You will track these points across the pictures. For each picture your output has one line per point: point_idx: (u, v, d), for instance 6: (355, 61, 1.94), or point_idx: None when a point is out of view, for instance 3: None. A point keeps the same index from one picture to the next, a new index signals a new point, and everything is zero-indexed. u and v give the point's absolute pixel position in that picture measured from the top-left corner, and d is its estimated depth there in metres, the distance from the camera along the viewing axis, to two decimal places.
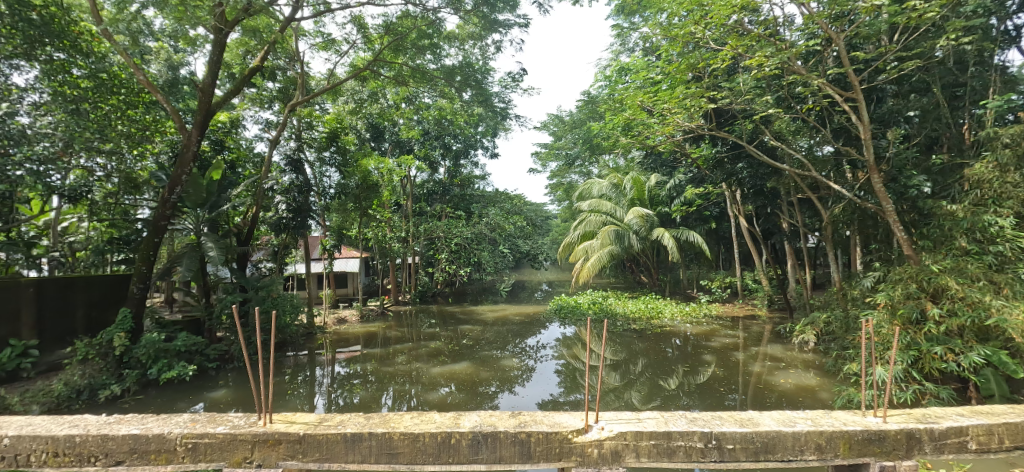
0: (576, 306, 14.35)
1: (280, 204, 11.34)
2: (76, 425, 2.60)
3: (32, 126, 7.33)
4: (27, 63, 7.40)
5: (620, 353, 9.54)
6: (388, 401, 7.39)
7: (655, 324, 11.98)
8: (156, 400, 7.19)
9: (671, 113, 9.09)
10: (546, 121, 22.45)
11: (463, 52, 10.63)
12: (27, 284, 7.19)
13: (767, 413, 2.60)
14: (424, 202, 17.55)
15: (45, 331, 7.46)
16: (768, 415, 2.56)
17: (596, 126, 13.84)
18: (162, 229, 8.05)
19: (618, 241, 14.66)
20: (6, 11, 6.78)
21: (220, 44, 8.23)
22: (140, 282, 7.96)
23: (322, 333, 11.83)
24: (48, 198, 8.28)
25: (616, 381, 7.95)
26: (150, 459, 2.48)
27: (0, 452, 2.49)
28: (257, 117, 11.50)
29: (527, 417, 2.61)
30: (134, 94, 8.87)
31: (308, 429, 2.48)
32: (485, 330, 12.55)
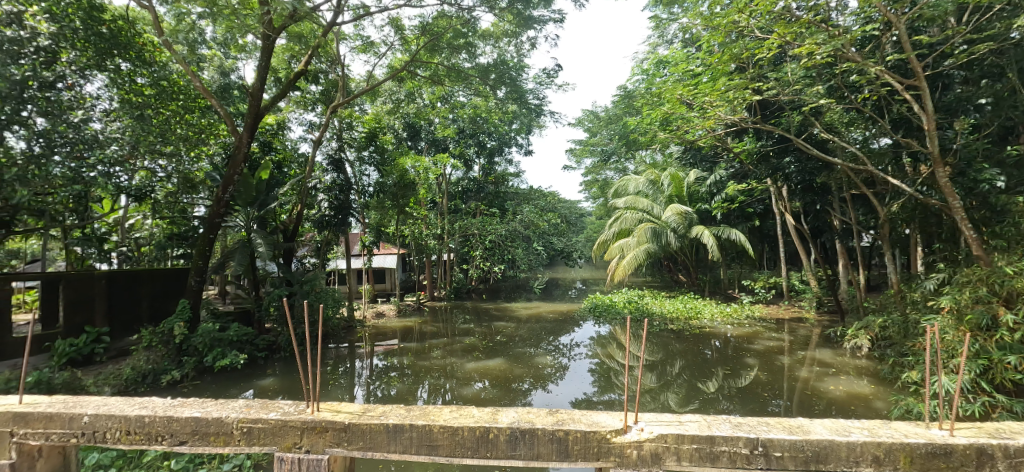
0: (611, 305, 14.14)
1: (323, 202, 11.79)
2: (145, 406, 2.81)
3: (104, 131, 7.94)
4: (99, 74, 7.96)
5: (657, 354, 9.33)
6: (424, 394, 7.57)
7: (694, 324, 11.64)
8: (211, 386, 7.66)
9: (713, 106, 8.79)
10: (580, 117, 22.20)
11: (498, 50, 10.68)
12: (100, 277, 7.78)
13: (818, 421, 2.48)
14: (459, 199, 17.76)
15: (115, 320, 8.11)
16: (820, 423, 2.44)
17: (633, 121, 13.55)
18: (217, 226, 8.54)
19: (655, 239, 14.27)
20: (81, 26, 7.47)
21: (268, 50, 8.62)
22: (196, 276, 8.49)
23: (362, 327, 12.22)
24: (117, 197, 8.96)
25: (652, 382, 7.79)
26: (209, 441, 2.64)
27: (80, 428, 2.72)
28: (302, 119, 12.01)
29: (564, 416, 2.61)
30: (191, 99, 9.47)
31: (353, 419, 2.58)
32: (519, 327, 12.59)
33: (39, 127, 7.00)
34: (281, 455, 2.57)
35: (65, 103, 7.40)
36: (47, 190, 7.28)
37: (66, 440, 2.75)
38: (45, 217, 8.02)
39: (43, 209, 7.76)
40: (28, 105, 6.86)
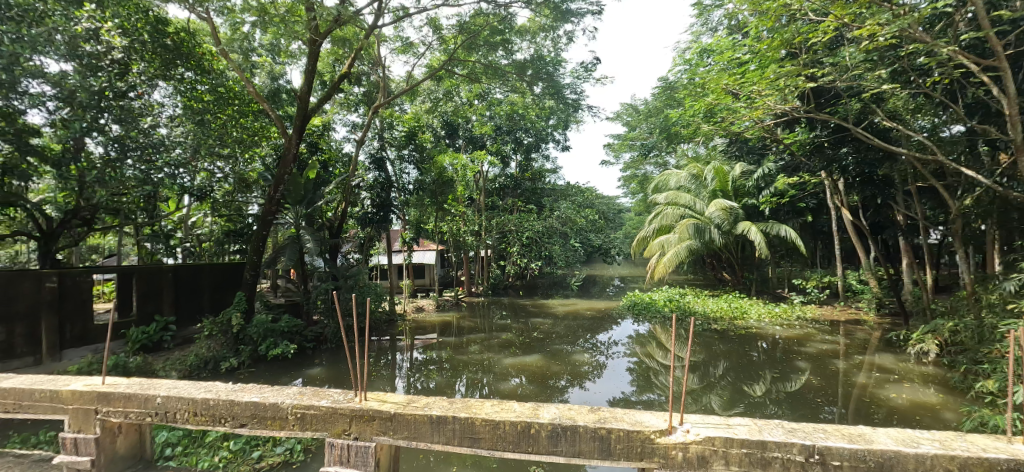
0: (651, 303, 13.80)
1: (366, 200, 12.17)
2: (210, 390, 3.02)
3: (169, 136, 8.55)
4: (164, 82, 8.60)
5: (699, 354, 9.04)
6: (463, 388, 7.69)
7: (740, 325, 11.19)
8: (265, 374, 8.11)
9: (763, 94, 8.39)
10: (619, 111, 21.70)
11: (536, 45, 10.65)
12: (167, 270, 8.37)
13: (881, 430, 2.33)
14: (496, 196, 17.85)
15: (181, 310, 8.73)
16: (883, 433, 2.30)
17: (674, 114, 13.14)
18: (269, 223, 9.00)
19: (698, 236, 13.79)
20: (148, 39, 8.09)
21: (314, 54, 8.96)
22: (251, 270, 9.00)
23: (402, 321, 12.56)
24: (182, 197, 9.62)
25: (695, 383, 7.57)
26: (267, 424, 2.81)
27: (154, 408, 2.97)
28: (346, 120, 12.45)
29: (606, 414, 2.59)
30: (245, 104, 10.03)
31: (398, 409, 2.66)
32: (556, 324, 12.53)
33: (114, 134, 7.66)
34: (332, 441, 2.69)
35: (136, 110, 8.04)
36: (122, 192, 7.89)
37: (142, 419, 3.00)
38: (120, 215, 8.75)
39: (119, 208, 8.36)
40: (105, 113, 7.50)
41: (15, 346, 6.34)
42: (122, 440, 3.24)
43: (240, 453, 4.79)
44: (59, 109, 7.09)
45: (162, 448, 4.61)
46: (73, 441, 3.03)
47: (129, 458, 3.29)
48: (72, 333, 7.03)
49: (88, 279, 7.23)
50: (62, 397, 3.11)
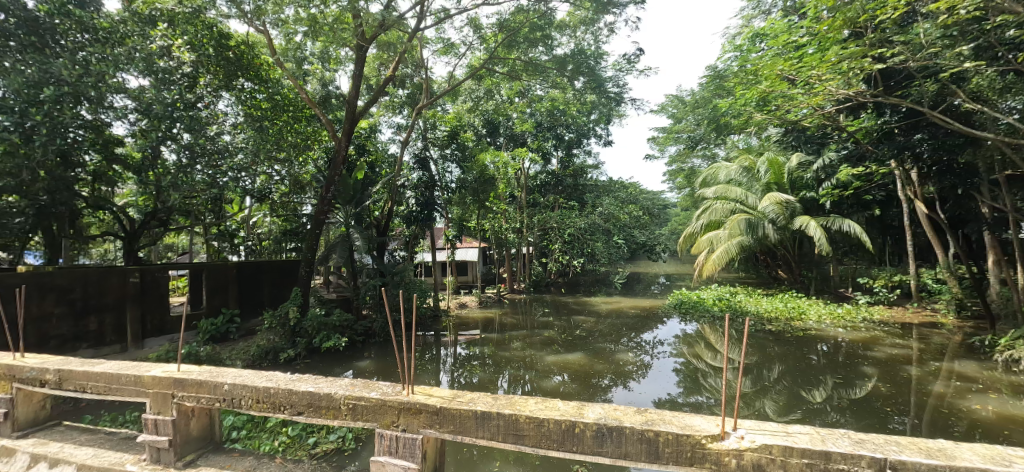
0: (699, 302, 13.28)
1: (410, 199, 12.52)
2: (270, 379, 3.23)
3: (232, 142, 9.23)
4: (227, 93, 9.26)
5: (753, 356, 8.61)
6: (505, 384, 7.78)
7: (797, 326, 10.54)
8: (319, 365, 8.58)
9: (824, 78, 7.83)
10: (664, 103, 20.89)
11: (576, 39, 10.53)
12: (232, 266, 9.02)
13: (965, 445, 2.19)
14: (537, 193, 17.77)
15: (244, 303, 9.40)
16: (968, 448, 2.16)
17: (724, 103, 12.53)
18: (322, 222, 9.46)
19: (750, 232, 13.05)
20: (213, 53, 8.68)
21: (361, 59, 9.31)
22: (306, 266, 9.51)
23: (446, 317, 12.84)
24: (244, 198, 10.29)
25: (747, 387, 7.22)
26: (321, 413, 2.98)
27: (221, 394, 3.22)
28: (391, 122, 12.88)
29: (654, 416, 2.60)
30: (299, 110, 10.60)
31: (444, 403, 2.75)
32: (599, 322, 12.34)
33: (186, 141, 8.29)
34: (381, 432, 2.82)
35: (204, 119, 8.74)
36: (192, 196, 8.52)
37: (212, 403, 3.26)
38: (191, 216, 9.37)
39: (190, 210, 9.03)
40: (178, 123, 8.11)
41: (105, 334, 7.04)
42: (195, 422, 3.52)
43: (298, 439, 5.10)
44: (138, 120, 7.82)
45: (229, 432, 5.01)
46: (153, 421, 3.35)
47: (201, 440, 3.57)
48: (152, 323, 7.75)
49: (164, 274, 7.93)
50: (144, 382, 3.43)
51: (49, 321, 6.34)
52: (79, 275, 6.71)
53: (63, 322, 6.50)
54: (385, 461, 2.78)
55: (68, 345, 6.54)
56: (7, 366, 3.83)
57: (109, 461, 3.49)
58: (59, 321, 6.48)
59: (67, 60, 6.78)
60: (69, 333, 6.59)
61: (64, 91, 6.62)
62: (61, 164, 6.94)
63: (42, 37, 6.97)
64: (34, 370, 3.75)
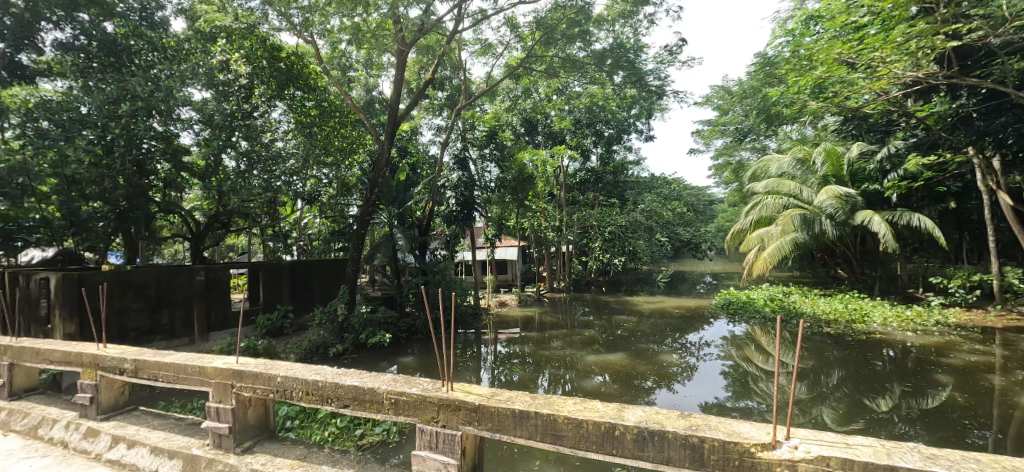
0: (749, 302, 12.64)
1: (451, 199, 12.74)
2: (318, 373, 3.40)
3: (285, 148, 9.78)
4: (280, 102, 9.84)
5: (808, 360, 8.09)
6: (545, 383, 7.75)
7: (860, 328, 9.79)
8: (365, 360, 8.93)
9: (889, 59, 7.30)
10: (708, 94, 19.99)
11: (614, 33, 10.31)
12: (286, 266, 9.56)
13: None
14: (576, 191, 17.57)
15: (297, 300, 9.94)
16: None
17: (775, 92, 11.83)
18: (367, 223, 9.83)
19: (806, 228, 12.21)
20: (266, 64, 9.24)
21: (401, 64, 9.55)
22: (353, 265, 9.94)
23: (486, 314, 12.99)
24: (296, 201, 10.87)
25: (803, 393, 6.79)
26: (365, 407, 3.11)
27: (275, 386, 3.42)
28: (431, 124, 13.20)
29: (698, 421, 2.52)
30: (345, 115, 11.07)
31: (483, 400, 2.79)
32: (641, 322, 12.03)
33: (244, 149, 8.88)
34: (422, 427, 2.90)
35: (259, 127, 9.36)
36: (250, 200, 9.11)
37: (266, 394, 3.47)
38: (249, 218, 10.03)
39: (248, 213, 9.65)
40: (236, 132, 8.74)
41: (176, 327, 7.67)
42: (253, 412, 3.76)
43: (346, 430, 5.35)
44: (202, 130, 8.44)
45: (283, 421, 5.34)
46: (216, 409, 3.61)
47: (259, 428, 3.81)
48: (215, 318, 8.37)
49: (226, 273, 8.55)
50: (207, 373, 3.69)
51: (128, 315, 6.98)
52: (153, 273, 7.33)
53: (140, 317, 7.14)
54: (426, 455, 2.85)
55: (144, 337, 7.18)
56: (92, 355, 4.24)
57: (179, 444, 3.80)
58: (136, 315, 7.11)
59: (140, 78, 7.42)
60: (145, 326, 7.22)
61: (137, 105, 7.23)
62: (137, 172, 7.74)
63: (119, 57, 7.70)
64: (115, 359, 4.13)
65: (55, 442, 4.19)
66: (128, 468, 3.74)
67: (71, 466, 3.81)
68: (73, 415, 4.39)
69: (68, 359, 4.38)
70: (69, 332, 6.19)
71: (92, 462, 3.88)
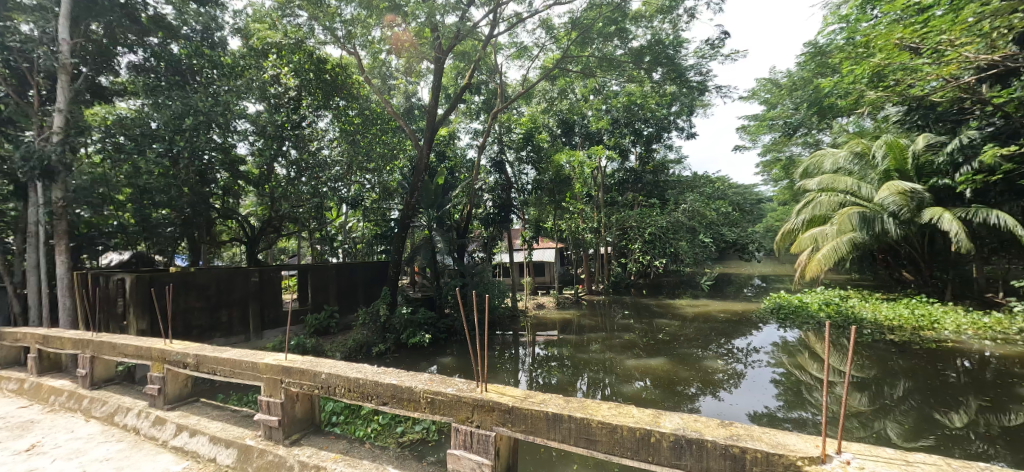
0: (802, 307, 11.90)
1: (488, 201, 12.87)
2: (359, 371, 3.54)
3: (330, 156, 10.36)
4: (326, 112, 10.41)
5: (869, 370, 7.51)
6: (584, 387, 7.65)
7: (930, 336, 8.99)
8: (406, 359, 9.18)
9: (957, 43, 6.56)
10: (754, 88, 19.07)
11: (653, 30, 10.08)
12: (332, 267, 10.03)
13: None
14: (615, 192, 17.27)
15: (343, 301, 10.39)
16: None
17: (828, 82, 11.11)
18: (407, 226, 10.14)
19: (865, 227, 11.29)
20: (313, 76, 9.79)
21: (438, 71, 9.76)
22: (395, 267, 10.29)
23: (524, 317, 13.00)
24: (342, 206, 11.38)
25: (863, 405, 6.30)
26: (404, 405, 3.20)
27: (320, 382, 3.59)
28: (469, 129, 13.44)
29: (741, 430, 2.40)
30: (386, 122, 11.47)
31: (516, 402, 2.80)
32: (684, 326, 11.63)
33: (293, 157, 9.60)
34: (457, 426, 2.94)
35: (307, 137, 9.97)
36: (300, 205, 9.93)
37: (312, 390, 3.65)
38: (300, 223, 10.60)
39: (297, 217, 10.22)
40: (286, 142, 9.46)
41: (234, 325, 8.22)
42: (300, 406, 3.96)
43: (387, 427, 5.53)
44: (257, 141, 9.11)
45: (329, 416, 5.59)
46: (267, 403, 3.83)
47: (306, 422, 4.01)
48: (268, 317, 8.91)
49: (277, 274, 9.11)
50: (259, 368, 3.92)
51: (192, 313, 7.55)
52: (213, 275, 7.89)
53: (203, 315, 7.71)
54: (461, 454, 2.89)
55: (205, 334, 7.73)
56: (159, 350, 4.61)
57: (234, 434, 4.06)
58: (200, 313, 7.69)
59: (201, 94, 8.02)
60: (207, 324, 7.78)
61: (199, 119, 7.78)
62: (200, 181, 8.38)
63: (184, 76, 8.33)
64: (179, 354, 4.48)
65: (129, 428, 4.58)
66: (191, 455, 4.05)
67: (142, 451, 4.16)
68: (144, 404, 4.79)
69: (139, 352, 4.79)
70: (142, 328, 6.78)
71: (160, 448, 4.22)
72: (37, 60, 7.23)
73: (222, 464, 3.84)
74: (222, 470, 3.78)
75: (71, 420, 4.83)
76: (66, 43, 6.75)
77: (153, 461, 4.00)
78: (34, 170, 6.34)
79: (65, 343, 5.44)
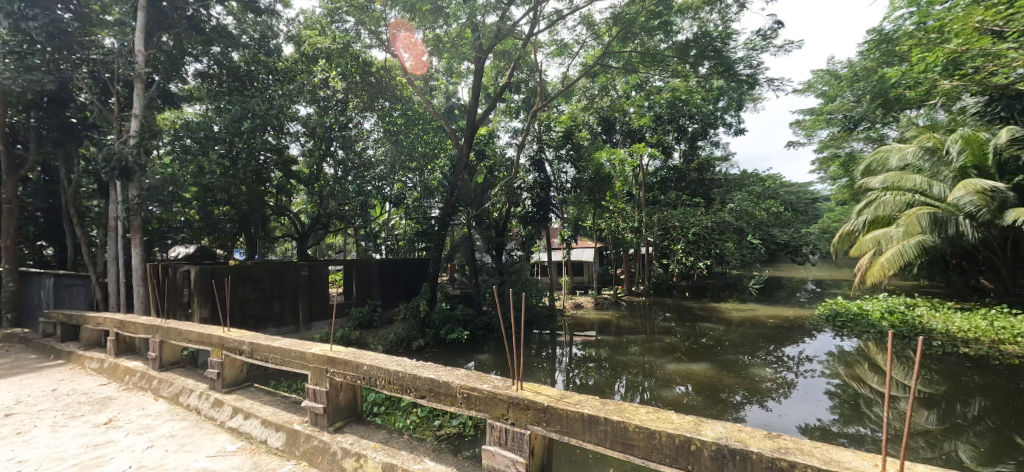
0: (862, 314, 11.06)
1: (527, 200, 12.84)
2: (399, 364, 3.66)
3: (375, 155, 10.74)
4: (371, 114, 10.82)
5: (940, 386, 6.87)
6: (622, 389, 7.50)
7: (1015, 350, 8.11)
8: (445, 354, 9.37)
9: None
10: (810, 80, 17.93)
11: (699, 21, 9.66)
12: (376, 263, 10.42)
13: None
14: (658, 191, 16.81)
15: (385, 296, 10.75)
16: None
17: (896, 71, 10.24)
18: (447, 224, 10.36)
19: (936, 229, 10.38)
20: (359, 80, 10.22)
21: (478, 71, 9.85)
22: (435, 264, 10.53)
23: (562, 316, 12.93)
24: (385, 205, 11.78)
25: (932, 424, 5.77)
26: (440, 399, 3.27)
27: (361, 372, 3.74)
28: (508, 127, 13.50)
29: (789, 443, 2.28)
30: (428, 122, 11.74)
31: (552, 402, 2.80)
32: (729, 331, 11.13)
33: (341, 157, 10.05)
34: (492, 423, 2.97)
35: (354, 137, 10.41)
36: (346, 203, 10.37)
37: (354, 380, 3.80)
38: (346, 220, 11.07)
39: (344, 215, 10.68)
40: (334, 143, 9.91)
41: (285, 315, 8.72)
42: (344, 395, 4.13)
43: (425, 420, 5.67)
44: (307, 142, 9.68)
45: (371, 406, 5.81)
46: (313, 391, 4.02)
47: (349, 411, 4.18)
48: (316, 309, 9.37)
49: (325, 269, 9.55)
50: (307, 357, 4.13)
51: (249, 304, 8.06)
52: (268, 268, 8.40)
53: (258, 305, 8.22)
54: (495, 451, 2.92)
55: (260, 323, 8.24)
56: (218, 337, 4.97)
57: (283, 419, 4.30)
58: (255, 304, 8.20)
59: (258, 99, 8.54)
60: (261, 313, 8.29)
61: (256, 122, 8.33)
62: (256, 180, 8.93)
63: (243, 82, 8.91)
64: (236, 341, 4.80)
65: (191, 408, 4.95)
66: (244, 436, 4.33)
67: (203, 430, 4.50)
68: (205, 387, 5.17)
69: (201, 338, 5.17)
70: (204, 316, 7.32)
71: (218, 428, 4.54)
72: (117, 70, 7.96)
73: (273, 446, 4.08)
74: (272, 452, 4.02)
75: (143, 399, 5.31)
76: (141, 53, 7.42)
77: (212, 439, 4.32)
78: (114, 170, 6.99)
79: (138, 328, 5.97)
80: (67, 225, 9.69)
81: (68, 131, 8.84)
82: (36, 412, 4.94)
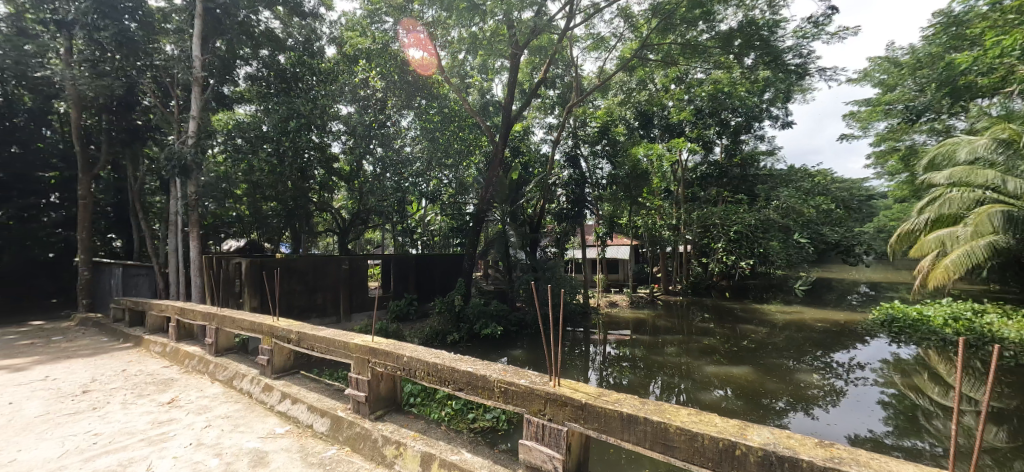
0: (922, 320, 10.28)
1: (562, 196, 12.56)
2: (437, 357, 3.74)
3: (412, 152, 10.98)
4: (409, 112, 11.05)
5: (1015, 400, 6.29)
6: (657, 390, 7.34)
7: None
8: (479, 348, 9.50)
9: None
10: (867, 68, 16.74)
11: (744, 9, 9.22)
12: (412, 258, 10.69)
13: None
14: (698, 187, 16.26)
15: (422, 290, 11.03)
16: None
17: (968, 55, 9.39)
18: (482, 220, 10.46)
19: (1011, 229, 9.50)
20: (398, 78, 10.47)
21: (513, 67, 9.81)
22: (470, 260, 10.68)
23: (596, 314, 12.79)
24: (421, 201, 12.03)
25: (1004, 442, 5.29)
26: (478, 393, 3.31)
27: (401, 363, 3.84)
28: (543, 123, 13.45)
29: (843, 453, 2.17)
30: (463, 119, 11.85)
31: (590, 400, 2.78)
32: (773, 334, 10.65)
33: (380, 154, 10.34)
34: (529, 418, 2.98)
35: (392, 135, 10.69)
36: (384, 199, 10.67)
37: (394, 371, 3.92)
38: (384, 216, 11.41)
39: (382, 211, 11.00)
40: (373, 141, 10.21)
41: (328, 307, 9.10)
42: (384, 385, 4.27)
43: (460, 412, 5.75)
44: (348, 140, 10.05)
45: (409, 397, 5.96)
46: (356, 380, 4.18)
47: (389, 400, 4.33)
48: (356, 302, 9.73)
49: (365, 262, 9.89)
50: (350, 347, 4.29)
51: (294, 295, 8.49)
52: (312, 261, 8.80)
53: (303, 296, 8.64)
54: (532, 446, 2.92)
55: (304, 313, 8.65)
56: (268, 326, 5.25)
57: (328, 405, 4.49)
58: (300, 295, 8.62)
59: (303, 99, 8.92)
60: (305, 304, 8.71)
61: (302, 122, 8.73)
62: (301, 178, 9.34)
63: (289, 83, 9.35)
64: (284, 330, 5.06)
65: (244, 392, 5.27)
66: (292, 420, 4.56)
67: (255, 413, 4.78)
68: (256, 372, 5.48)
69: (252, 327, 5.48)
70: (254, 306, 7.77)
71: (268, 411, 4.80)
72: (176, 75, 8.53)
73: (318, 431, 4.28)
74: (318, 436, 4.22)
75: (200, 381, 5.69)
76: (198, 58, 7.94)
77: (263, 422, 4.58)
78: (175, 168, 7.51)
79: (197, 316, 6.40)
80: (134, 219, 10.51)
81: (133, 131, 9.61)
82: (109, 389, 5.40)
